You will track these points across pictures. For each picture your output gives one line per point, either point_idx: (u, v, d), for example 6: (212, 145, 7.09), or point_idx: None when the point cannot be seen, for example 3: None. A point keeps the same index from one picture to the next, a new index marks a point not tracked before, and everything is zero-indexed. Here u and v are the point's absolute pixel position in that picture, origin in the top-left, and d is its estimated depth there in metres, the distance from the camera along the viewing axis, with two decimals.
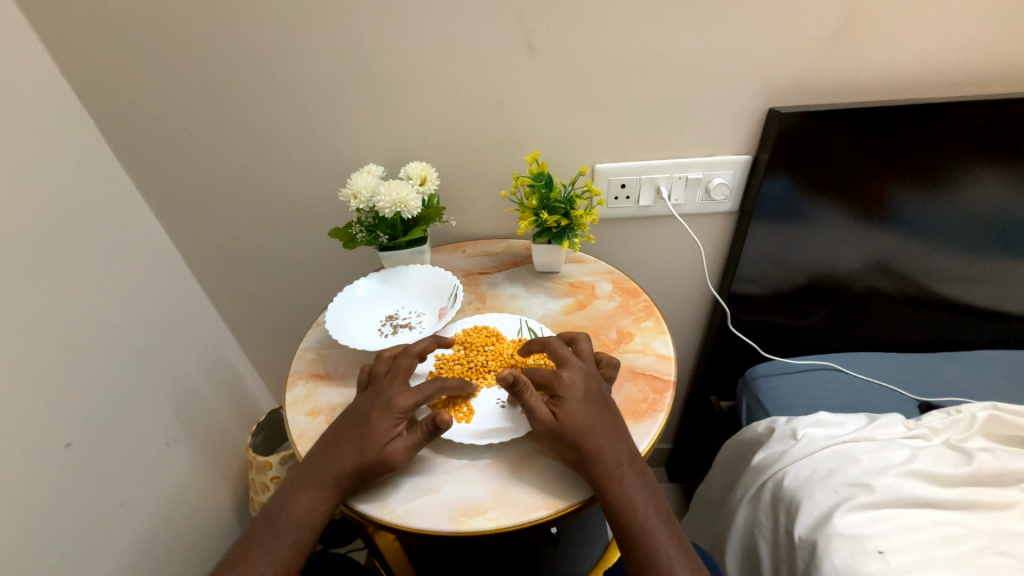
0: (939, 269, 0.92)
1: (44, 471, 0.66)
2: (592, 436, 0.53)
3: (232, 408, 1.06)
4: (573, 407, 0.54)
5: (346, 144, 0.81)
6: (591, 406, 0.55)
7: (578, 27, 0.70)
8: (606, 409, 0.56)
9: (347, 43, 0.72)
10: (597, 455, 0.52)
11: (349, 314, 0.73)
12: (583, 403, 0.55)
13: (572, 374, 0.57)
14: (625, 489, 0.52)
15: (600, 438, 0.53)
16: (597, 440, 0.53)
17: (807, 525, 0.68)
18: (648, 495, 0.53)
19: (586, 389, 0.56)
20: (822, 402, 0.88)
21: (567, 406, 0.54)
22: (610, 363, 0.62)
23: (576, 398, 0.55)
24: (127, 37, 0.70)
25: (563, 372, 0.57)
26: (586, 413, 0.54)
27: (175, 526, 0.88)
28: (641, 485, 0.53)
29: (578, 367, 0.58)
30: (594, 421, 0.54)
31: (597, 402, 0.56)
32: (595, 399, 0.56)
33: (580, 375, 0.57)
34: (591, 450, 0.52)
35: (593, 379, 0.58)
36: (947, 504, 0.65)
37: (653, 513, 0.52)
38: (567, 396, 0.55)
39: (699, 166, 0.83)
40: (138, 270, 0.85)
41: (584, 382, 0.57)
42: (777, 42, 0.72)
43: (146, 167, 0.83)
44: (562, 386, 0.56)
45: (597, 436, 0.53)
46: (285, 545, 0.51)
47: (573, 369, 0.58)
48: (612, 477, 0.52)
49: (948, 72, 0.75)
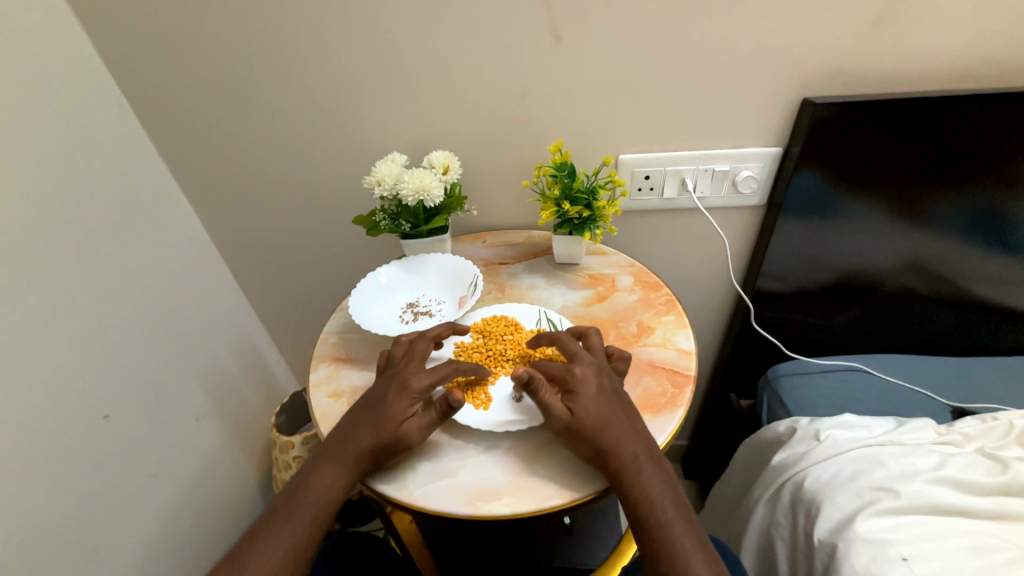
0: (980, 271, 0.88)
1: (84, 441, 0.70)
2: (609, 428, 0.53)
3: (257, 388, 1.10)
4: (587, 402, 0.54)
5: (370, 131, 0.82)
6: (605, 400, 0.55)
7: (605, 13, 0.69)
8: (621, 403, 0.56)
9: (373, 31, 0.72)
10: (614, 448, 0.52)
11: (371, 300, 0.74)
12: (596, 397, 0.55)
13: (585, 369, 0.57)
14: (642, 481, 0.51)
15: (615, 430, 0.53)
16: (613, 432, 0.53)
17: (828, 528, 0.66)
18: (665, 488, 0.52)
19: (599, 383, 0.56)
20: (848, 404, 0.85)
21: (581, 401, 0.54)
22: (621, 356, 0.61)
23: (590, 393, 0.55)
24: (162, 25, 0.72)
25: (575, 367, 0.57)
26: (601, 405, 0.54)
27: (203, 498, 0.92)
28: (660, 479, 0.53)
29: (590, 362, 0.58)
30: (609, 413, 0.54)
31: (612, 394, 0.56)
32: (609, 393, 0.55)
33: (592, 369, 0.57)
34: (608, 442, 0.52)
35: (605, 372, 0.58)
36: (977, 514, 0.63)
37: (671, 507, 0.52)
38: (581, 392, 0.55)
39: (726, 158, 0.81)
40: (171, 252, 0.88)
41: (597, 376, 0.56)
42: (814, 28, 0.69)
43: (180, 153, 0.85)
44: (575, 382, 0.56)
45: (615, 428, 0.53)
46: (305, 518, 0.53)
47: (585, 364, 0.57)
48: (629, 470, 0.51)
49: (1000, 60, 0.71)
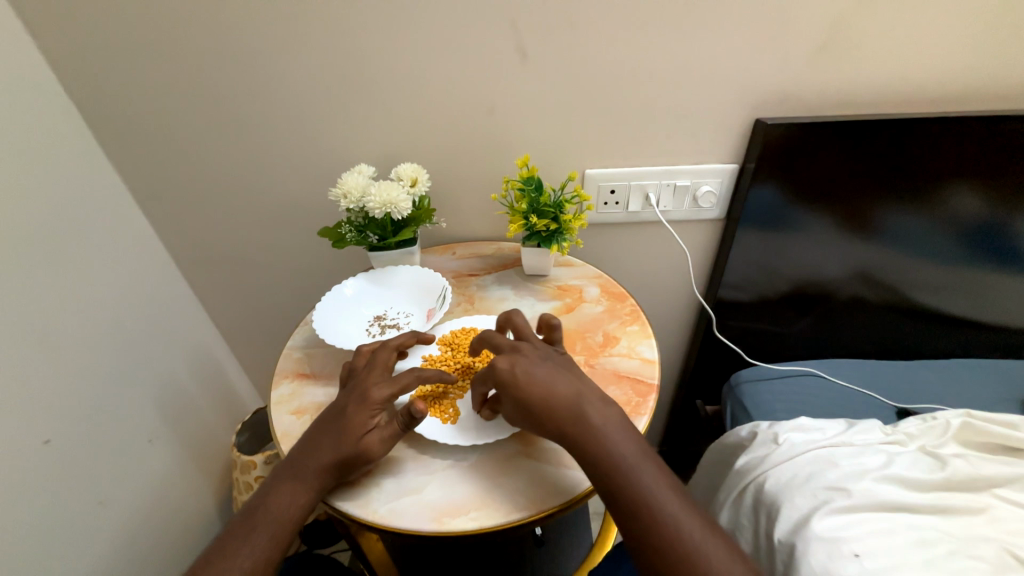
0: (919, 279, 0.95)
1: (23, 469, 0.65)
2: (554, 403, 0.53)
3: (216, 406, 1.05)
4: (521, 387, 0.54)
5: (337, 143, 0.81)
6: (540, 376, 0.55)
7: (571, 34, 0.71)
8: (561, 374, 0.56)
9: (340, 44, 0.72)
10: (575, 424, 0.52)
11: (337, 313, 0.73)
12: (529, 377, 0.55)
13: (507, 358, 0.57)
14: (614, 449, 0.51)
15: (565, 403, 0.53)
16: (560, 405, 0.53)
17: (787, 529, 0.68)
18: (638, 450, 0.51)
19: (522, 365, 0.56)
20: (804, 408, 0.90)
21: (515, 387, 0.54)
22: (550, 327, 0.63)
23: (522, 377, 0.55)
24: (116, 30, 0.70)
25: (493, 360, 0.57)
26: (537, 383, 0.54)
27: (156, 526, 0.87)
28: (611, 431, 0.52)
29: (517, 350, 0.59)
30: (557, 389, 0.54)
31: (552, 370, 0.56)
32: (552, 371, 0.56)
33: (513, 355, 0.58)
34: (567, 419, 0.53)
35: (536, 354, 0.59)
36: (922, 509, 0.66)
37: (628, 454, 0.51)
38: (509, 379, 0.55)
39: (687, 173, 0.84)
40: (124, 266, 0.84)
41: (519, 360, 0.57)
42: (764, 54, 0.73)
43: (133, 162, 0.82)
44: (500, 374, 0.56)
45: (558, 400, 0.53)
46: (262, 539, 0.51)
47: (508, 355, 0.58)
48: (597, 440, 0.51)
49: (928, 88, 0.77)
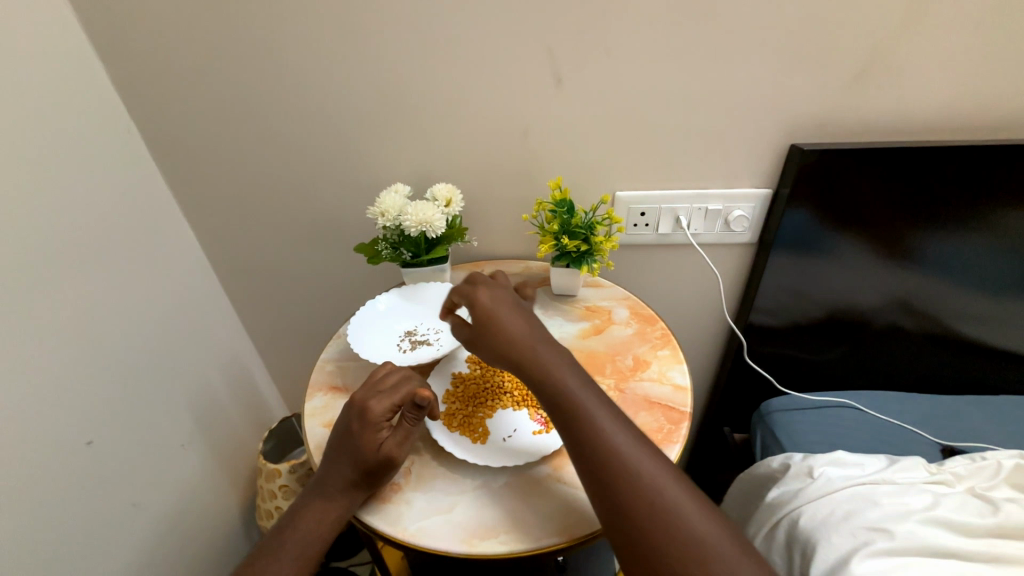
0: (962, 310, 0.91)
1: (64, 467, 0.68)
2: (500, 326, 0.57)
3: (246, 413, 1.08)
4: (479, 308, 0.58)
5: (375, 162, 0.84)
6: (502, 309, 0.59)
7: (605, 60, 0.73)
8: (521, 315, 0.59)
9: (382, 70, 0.76)
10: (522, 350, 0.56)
11: (369, 328, 0.74)
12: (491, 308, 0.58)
13: (482, 286, 0.61)
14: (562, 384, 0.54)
15: (512, 334, 0.56)
16: (505, 334, 0.56)
17: (824, 570, 0.65)
18: (585, 382, 0.54)
19: (501, 307, 0.59)
20: (841, 441, 0.86)
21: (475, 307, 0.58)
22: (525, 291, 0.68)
23: (489, 305, 0.58)
24: (178, 58, 0.75)
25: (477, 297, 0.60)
26: (495, 310, 0.58)
27: (183, 530, 0.88)
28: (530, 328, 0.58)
29: (494, 284, 0.62)
30: (512, 318, 0.58)
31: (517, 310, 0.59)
32: (516, 309, 0.59)
33: (489, 287, 0.61)
34: (510, 346, 0.56)
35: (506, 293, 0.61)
36: (973, 556, 0.62)
37: (543, 345, 0.56)
38: (474, 303, 0.59)
39: (719, 198, 0.84)
40: (169, 274, 0.88)
41: (499, 301, 0.59)
42: (800, 81, 0.73)
43: (185, 177, 0.87)
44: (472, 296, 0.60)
45: (504, 326, 0.57)
46: (291, 556, 0.54)
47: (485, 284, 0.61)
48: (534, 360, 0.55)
49: (971, 116, 0.75)
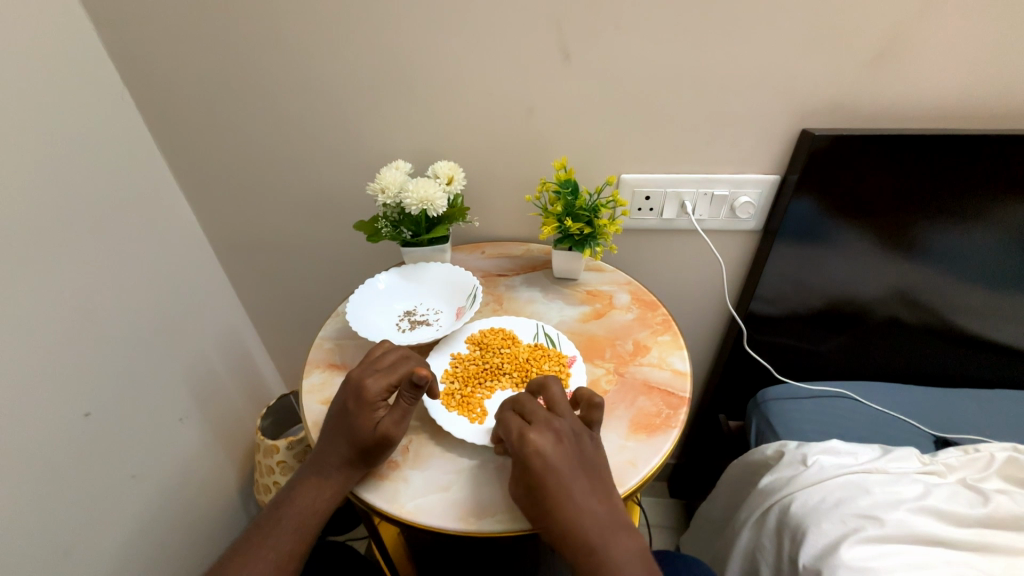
0: (963, 303, 0.90)
1: (63, 438, 0.68)
2: (558, 491, 0.49)
3: (244, 389, 1.08)
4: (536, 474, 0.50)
5: (375, 137, 0.82)
6: (562, 472, 0.50)
7: (615, 35, 0.70)
8: (581, 472, 0.51)
9: (383, 40, 0.73)
10: (570, 519, 0.49)
11: (369, 307, 0.74)
12: (550, 466, 0.50)
13: (539, 435, 0.52)
14: (602, 551, 0.49)
15: (572, 506, 0.49)
16: (567, 507, 0.49)
17: (813, 554, 0.67)
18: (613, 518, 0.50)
19: (552, 452, 0.51)
20: (836, 430, 0.86)
21: (531, 468, 0.50)
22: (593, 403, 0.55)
23: (537, 457, 0.50)
24: (171, 21, 0.72)
25: (527, 434, 0.52)
26: (554, 476, 0.50)
27: (182, 502, 0.89)
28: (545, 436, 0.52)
29: (549, 427, 0.53)
30: (574, 490, 0.50)
31: (576, 468, 0.51)
32: (578, 477, 0.50)
33: (548, 436, 0.52)
34: (563, 513, 0.49)
35: (565, 439, 0.52)
36: (959, 545, 0.63)
37: (547, 443, 0.51)
38: (530, 460, 0.50)
39: (725, 183, 0.83)
40: (166, 248, 0.87)
41: (552, 446, 0.51)
42: (816, 63, 0.71)
43: (181, 148, 0.85)
44: (523, 445, 0.51)
45: (562, 491, 0.49)
46: (287, 531, 0.55)
47: (540, 427, 0.52)
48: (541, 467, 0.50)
49: (988, 104, 0.73)
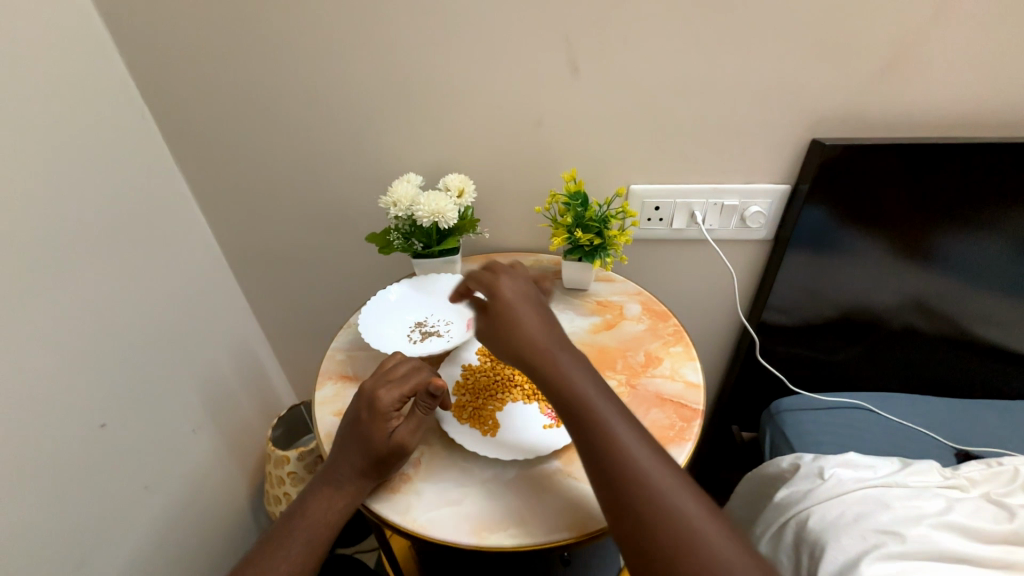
0: (982, 312, 0.89)
1: (79, 448, 0.69)
2: (542, 342, 0.54)
3: (255, 400, 1.09)
4: (523, 334, 0.54)
5: (387, 151, 0.83)
6: (534, 316, 0.56)
7: (622, 49, 0.71)
8: (554, 323, 0.57)
9: (395, 57, 0.74)
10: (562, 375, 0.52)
11: (380, 318, 0.74)
12: (522, 307, 0.56)
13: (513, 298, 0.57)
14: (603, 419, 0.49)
15: (563, 369, 0.52)
16: (558, 370, 0.52)
17: (832, 571, 0.64)
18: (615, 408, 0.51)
19: (531, 311, 0.56)
20: (853, 443, 0.85)
21: (511, 312, 0.56)
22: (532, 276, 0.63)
23: (515, 312, 0.56)
24: (190, 41, 0.75)
25: (500, 293, 0.57)
26: (540, 340, 0.54)
27: (193, 513, 0.90)
28: (533, 318, 0.56)
29: (523, 294, 0.58)
30: (560, 355, 0.53)
31: (554, 335, 0.55)
32: (560, 344, 0.54)
33: (511, 286, 0.58)
34: (553, 364, 0.53)
35: (530, 293, 0.59)
36: (986, 563, 0.61)
37: (534, 319, 0.56)
38: (506, 303, 0.56)
39: (735, 193, 0.82)
40: (181, 261, 0.88)
41: (529, 306, 0.57)
42: (824, 73, 0.71)
43: (198, 163, 0.87)
44: (496, 286, 0.58)
45: (545, 340, 0.54)
46: (298, 544, 0.54)
47: (513, 290, 0.58)
48: (529, 337, 0.54)
49: (1002, 112, 0.73)
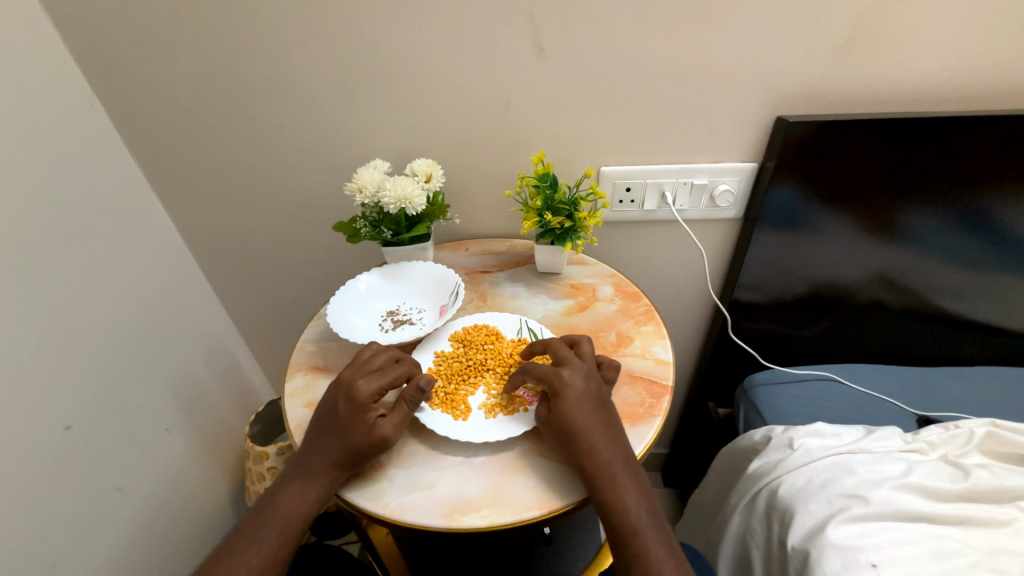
0: (941, 283, 0.92)
1: (44, 451, 0.67)
2: (588, 435, 0.53)
3: (231, 397, 1.07)
4: (564, 414, 0.54)
5: (353, 138, 0.81)
6: (588, 406, 0.54)
7: (588, 29, 0.70)
8: (604, 413, 0.55)
9: (356, 38, 0.72)
10: (606, 472, 0.52)
11: (351, 308, 0.73)
12: (580, 401, 0.54)
13: (568, 382, 0.55)
14: (632, 519, 0.51)
15: (596, 452, 0.53)
16: (592, 451, 0.53)
17: (801, 535, 0.67)
18: (637, 492, 0.53)
19: (586, 388, 0.55)
20: (820, 413, 0.88)
21: (564, 405, 0.54)
22: (611, 364, 0.60)
23: (570, 399, 0.54)
24: (137, 25, 0.71)
25: (563, 370, 0.56)
26: (581, 419, 0.54)
27: (170, 513, 0.88)
28: (587, 400, 0.55)
29: (581, 370, 0.57)
30: (597, 435, 0.53)
31: (598, 417, 0.55)
32: (599, 427, 0.54)
33: (581, 374, 0.56)
34: (597, 460, 0.52)
35: (593, 378, 0.57)
36: (941, 519, 0.65)
37: (582, 399, 0.55)
38: (566, 393, 0.55)
39: (704, 172, 0.83)
40: (145, 257, 0.85)
41: (585, 382, 0.56)
42: (788, 50, 0.72)
43: (154, 155, 0.83)
44: (549, 372, 0.56)
45: (593, 434, 0.53)
46: (270, 536, 0.54)
47: (573, 369, 0.57)
48: (570, 417, 0.54)
49: (959, 86, 0.75)
